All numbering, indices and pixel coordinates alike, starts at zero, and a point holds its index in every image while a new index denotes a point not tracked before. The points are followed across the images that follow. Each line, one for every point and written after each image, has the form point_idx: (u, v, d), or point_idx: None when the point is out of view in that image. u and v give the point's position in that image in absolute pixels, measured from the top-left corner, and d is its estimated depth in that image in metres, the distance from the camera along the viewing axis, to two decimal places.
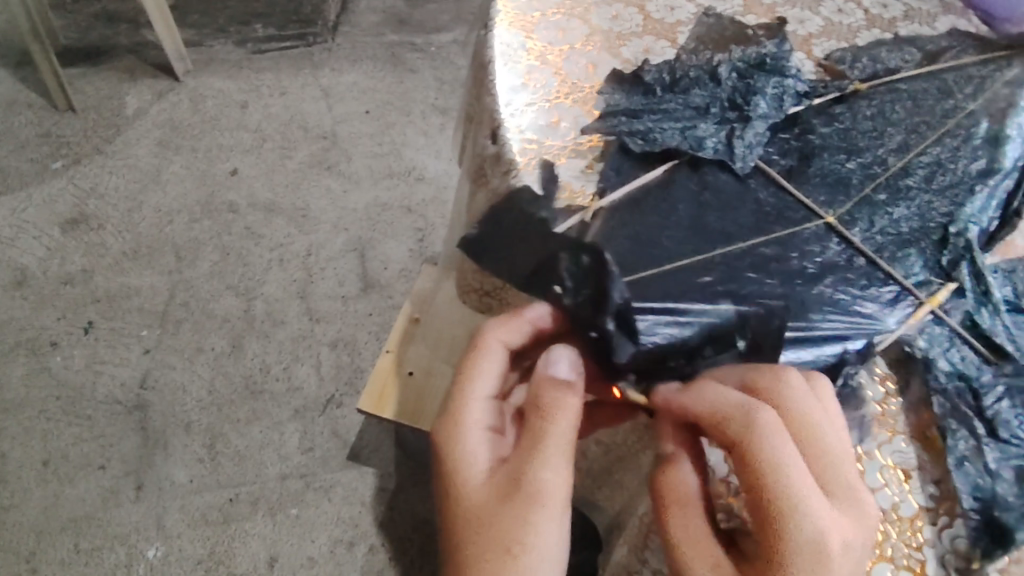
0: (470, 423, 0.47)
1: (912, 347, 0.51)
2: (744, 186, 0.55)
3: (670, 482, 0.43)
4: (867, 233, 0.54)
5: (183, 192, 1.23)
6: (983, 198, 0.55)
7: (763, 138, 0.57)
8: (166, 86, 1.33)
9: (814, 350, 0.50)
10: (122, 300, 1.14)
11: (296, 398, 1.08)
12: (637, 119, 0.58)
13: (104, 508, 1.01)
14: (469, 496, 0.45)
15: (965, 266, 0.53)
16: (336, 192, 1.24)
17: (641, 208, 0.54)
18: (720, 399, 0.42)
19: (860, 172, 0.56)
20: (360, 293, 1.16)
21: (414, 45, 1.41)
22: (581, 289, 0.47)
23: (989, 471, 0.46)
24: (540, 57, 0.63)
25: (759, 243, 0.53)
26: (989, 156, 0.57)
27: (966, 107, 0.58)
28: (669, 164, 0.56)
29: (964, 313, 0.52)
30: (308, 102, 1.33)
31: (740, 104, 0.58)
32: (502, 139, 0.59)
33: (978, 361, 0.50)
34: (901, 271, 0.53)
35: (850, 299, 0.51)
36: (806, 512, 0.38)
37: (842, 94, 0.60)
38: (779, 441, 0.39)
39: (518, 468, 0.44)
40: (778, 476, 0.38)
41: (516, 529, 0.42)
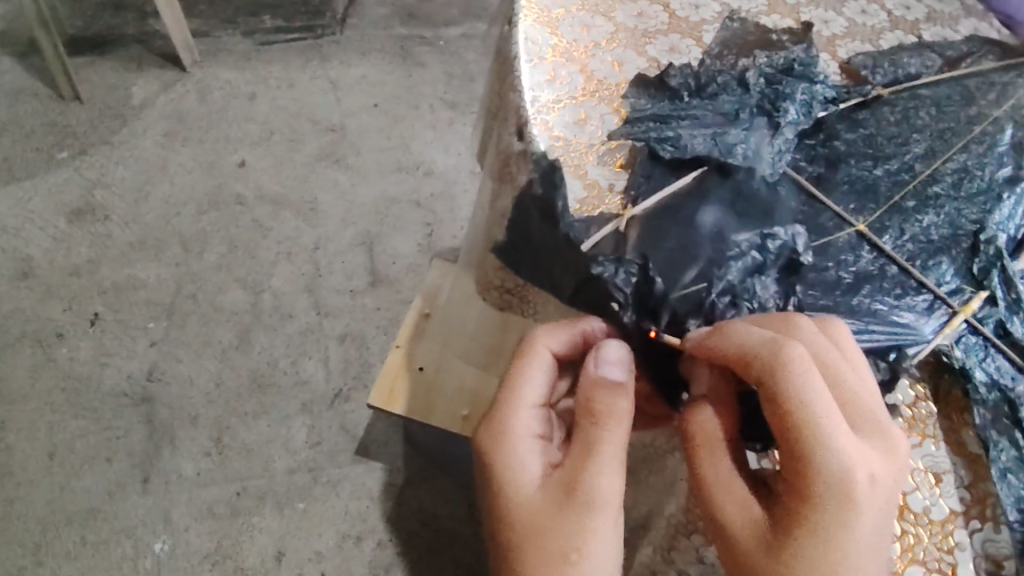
0: (518, 430, 0.48)
1: (949, 356, 0.51)
2: (773, 191, 0.56)
3: (701, 423, 0.45)
4: (898, 241, 0.55)
5: (190, 184, 1.22)
6: (1011, 205, 0.55)
7: (791, 145, 0.58)
8: (173, 77, 1.32)
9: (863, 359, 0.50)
10: (129, 292, 1.14)
11: (304, 392, 1.08)
12: (666, 124, 0.58)
13: (111, 501, 1.01)
14: (521, 500, 0.46)
15: (997, 274, 0.53)
16: (344, 186, 1.23)
17: (677, 215, 0.54)
18: (749, 339, 0.43)
19: (887, 178, 0.57)
20: (368, 287, 1.16)
21: (423, 39, 1.40)
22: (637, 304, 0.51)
23: None
24: (565, 54, 0.63)
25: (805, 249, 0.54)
26: (1015, 163, 0.57)
27: (991, 114, 0.59)
28: (698, 172, 0.56)
29: (996, 322, 0.52)
30: (317, 95, 1.32)
31: (769, 110, 0.58)
32: (528, 136, 0.58)
33: (1013, 370, 0.50)
34: (933, 280, 0.53)
35: (888, 308, 0.52)
36: (834, 451, 0.39)
37: (864, 99, 0.60)
38: (805, 378, 0.40)
39: (571, 469, 0.45)
40: (803, 415, 0.39)
41: (571, 527, 0.43)
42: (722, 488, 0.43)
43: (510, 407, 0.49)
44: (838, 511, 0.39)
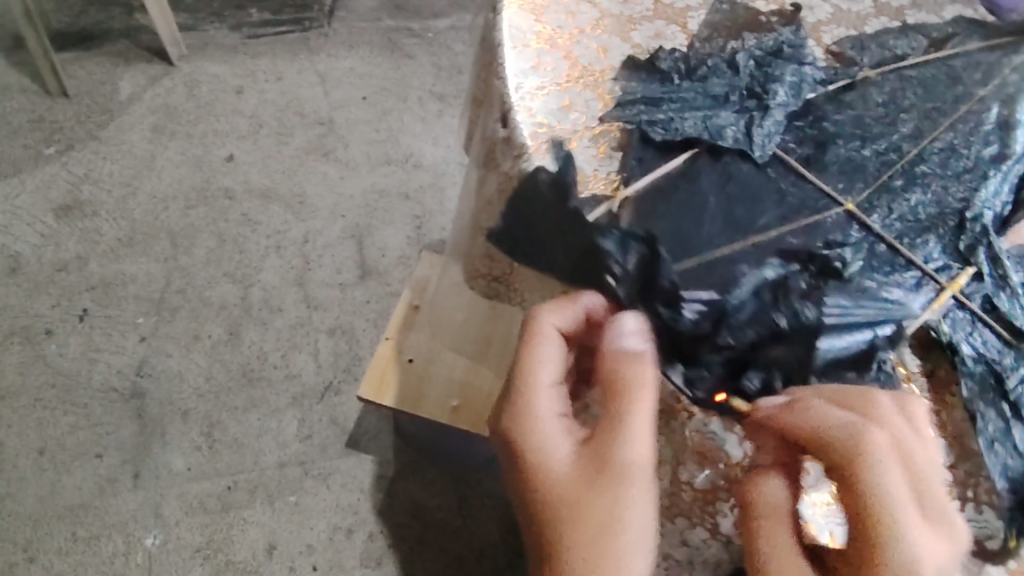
0: (542, 412, 0.46)
1: (936, 331, 0.50)
2: (763, 175, 0.55)
3: (761, 490, 0.43)
4: (886, 220, 0.54)
5: (178, 178, 1.22)
6: (997, 181, 0.55)
7: (781, 126, 0.56)
8: (159, 71, 1.31)
9: (849, 336, 0.48)
10: (118, 287, 1.13)
11: (294, 385, 1.08)
12: (656, 108, 0.58)
13: (102, 496, 1.01)
14: (553, 483, 0.44)
15: (982, 250, 0.52)
16: (333, 178, 1.23)
17: (669, 196, 0.54)
18: (828, 418, 0.41)
19: (877, 160, 0.56)
20: (358, 280, 1.15)
21: (411, 31, 1.39)
22: (631, 280, 0.49)
23: (1019, 452, 0.47)
24: (551, 41, 0.62)
25: (787, 232, 0.53)
26: (1001, 141, 0.56)
27: (976, 94, 0.58)
28: (689, 154, 0.56)
29: (983, 298, 0.51)
30: (305, 88, 1.31)
31: (758, 93, 0.58)
32: (512, 123, 0.58)
33: (999, 344, 0.50)
34: (921, 257, 0.53)
35: (876, 286, 0.51)
36: (906, 541, 0.38)
37: (852, 81, 0.60)
38: (882, 469, 0.39)
39: (601, 455, 0.44)
40: (876, 504, 0.38)
41: (602, 513, 0.43)
42: (779, 551, 0.41)
43: (528, 387, 0.47)
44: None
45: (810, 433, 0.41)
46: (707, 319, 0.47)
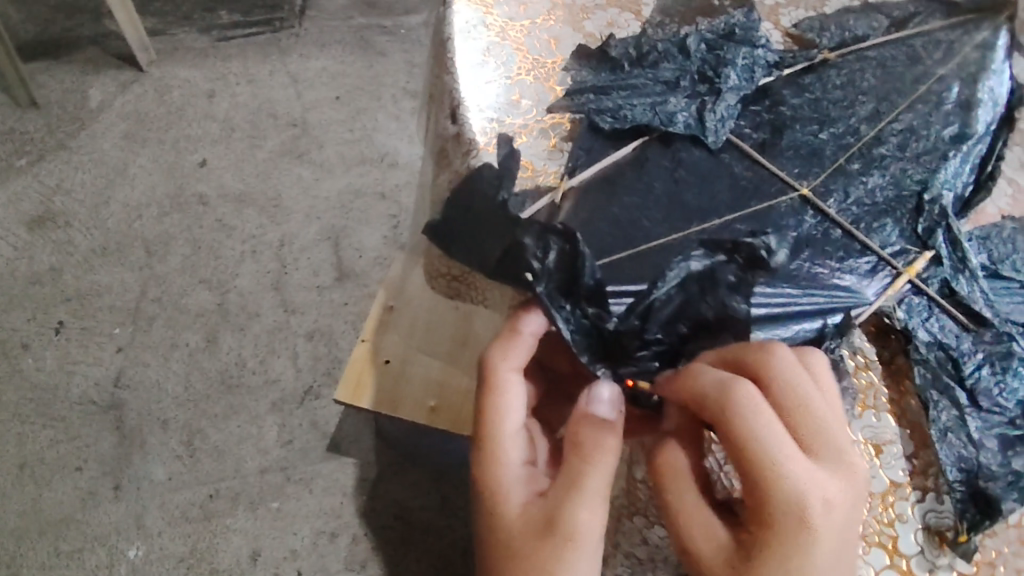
0: (507, 460, 0.48)
1: (892, 318, 0.54)
2: (717, 161, 0.58)
3: (665, 456, 0.46)
4: (842, 204, 0.57)
5: (151, 186, 1.21)
6: (956, 163, 0.58)
7: (735, 111, 0.59)
8: (129, 77, 1.30)
9: (785, 325, 0.53)
10: (93, 298, 1.12)
11: (274, 390, 1.07)
12: (605, 96, 0.60)
13: (83, 509, 1.00)
14: (505, 531, 0.46)
15: (941, 233, 0.56)
16: (308, 180, 1.22)
17: (615, 185, 0.57)
18: (705, 380, 0.44)
19: (830, 141, 0.59)
20: (335, 282, 1.15)
21: (383, 29, 1.38)
22: (553, 273, 0.50)
23: (972, 441, 0.51)
24: (501, 32, 0.65)
25: (735, 219, 0.56)
26: (961, 121, 0.59)
27: (936, 73, 0.60)
28: (640, 141, 0.59)
29: (941, 282, 0.55)
30: (277, 90, 1.30)
31: (711, 77, 0.60)
32: (463, 119, 0.60)
33: (957, 329, 0.54)
34: (878, 241, 0.56)
35: (829, 271, 0.55)
36: (789, 479, 0.41)
37: (810, 64, 0.62)
38: (758, 415, 0.42)
39: (552, 506, 0.45)
40: (761, 452, 0.41)
41: (550, 559, 0.43)
42: (687, 512, 0.44)
43: (494, 436, 0.48)
44: (798, 540, 0.40)
45: (694, 398, 0.44)
46: (634, 313, 0.51)
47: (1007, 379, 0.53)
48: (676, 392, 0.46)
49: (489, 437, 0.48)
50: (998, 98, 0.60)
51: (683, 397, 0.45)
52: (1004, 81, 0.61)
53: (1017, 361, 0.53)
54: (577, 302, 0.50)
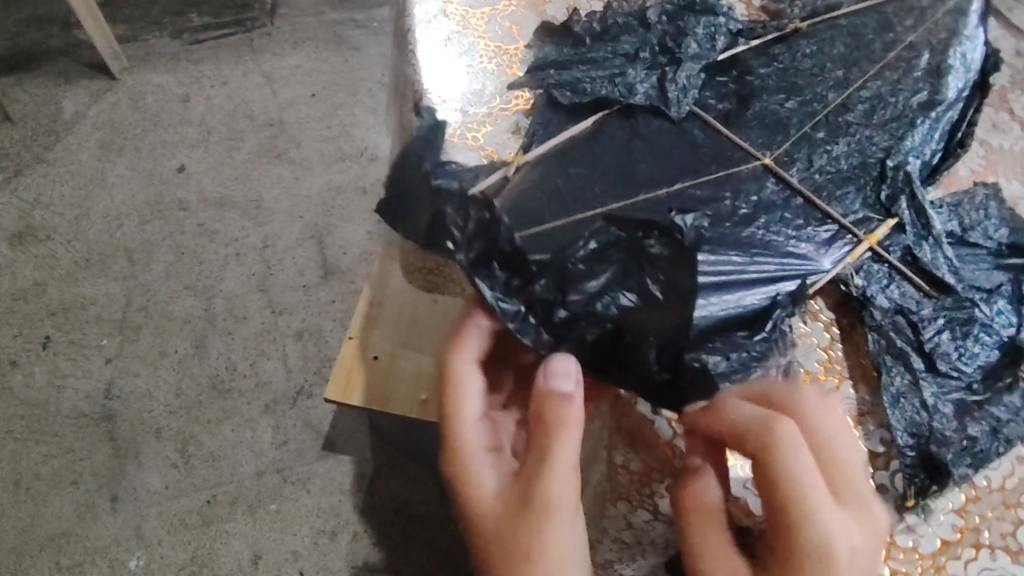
0: (476, 449, 0.52)
1: (850, 285, 0.57)
2: (679, 131, 0.59)
3: (695, 492, 0.48)
4: (804, 173, 0.59)
5: (130, 194, 1.20)
6: (924, 131, 0.60)
7: (697, 81, 0.61)
8: (102, 86, 1.28)
9: (750, 288, 0.54)
10: (79, 311, 1.12)
11: (265, 393, 1.07)
12: (566, 71, 0.62)
13: (81, 523, 1.00)
14: (483, 511, 0.49)
15: (904, 200, 0.58)
16: (288, 180, 1.21)
17: (569, 163, 0.58)
18: (741, 418, 0.47)
19: (796, 111, 0.60)
20: (321, 281, 1.14)
21: (356, 22, 1.37)
22: (474, 244, 0.50)
23: (926, 407, 0.53)
24: (462, 21, 0.66)
25: (690, 185, 0.57)
26: (932, 88, 0.60)
27: (906, 40, 0.62)
28: (599, 115, 0.60)
29: (904, 249, 0.57)
30: (252, 90, 1.29)
31: (671, 48, 0.62)
32: (425, 112, 0.62)
33: (918, 295, 0.57)
34: (840, 210, 0.58)
35: (785, 238, 0.57)
36: (817, 523, 0.43)
37: (781, 33, 0.64)
38: (796, 458, 0.44)
39: (528, 483, 0.48)
40: (793, 495, 0.43)
41: (537, 540, 0.47)
42: (711, 550, 0.47)
43: (461, 427, 0.52)
44: None
45: (730, 437, 0.47)
46: (553, 285, 0.52)
47: (968, 344, 0.55)
48: (710, 429, 0.48)
49: (454, 427, 0.52)
50: (971, 64, 0.62)
51: (718, 436, 0.48)
52: (978, 46, 0.62)
53: (978, 327, 0.55)
54: (498, 267, 0.51)
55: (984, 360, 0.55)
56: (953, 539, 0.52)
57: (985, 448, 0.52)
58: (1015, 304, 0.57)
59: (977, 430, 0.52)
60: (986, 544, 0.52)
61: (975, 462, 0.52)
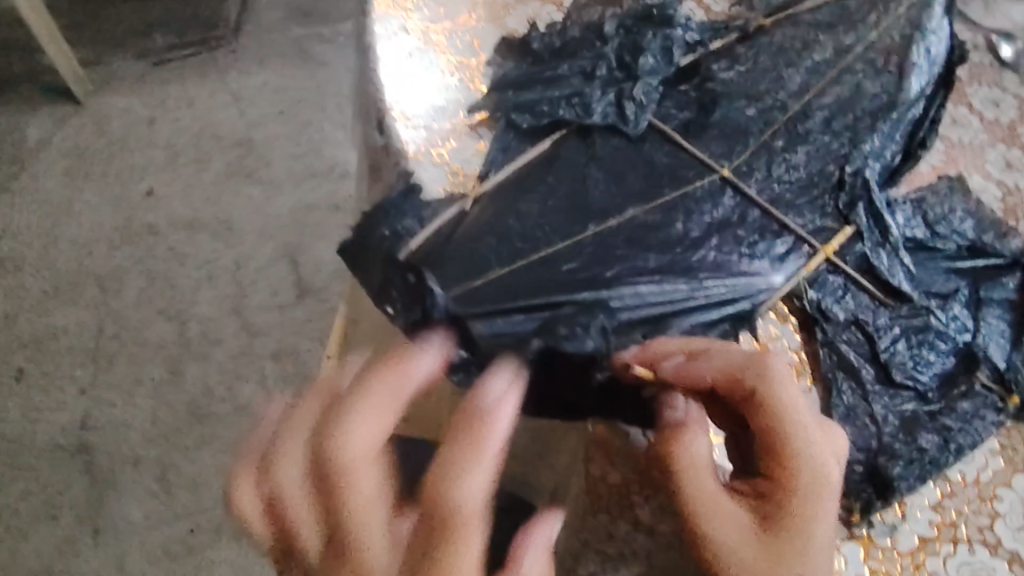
0: (364, 491, 0.45)
1: (803, 299, 0.57)
2: (637, 148, 0.59)
3: (683, 446, 0.45)
4: (763, 183, 0.58)
5: (98, 220, 1.18)
6: (885, 133, 0.60)
7: (655, 93, 0.60)
8: (66, 111, 1.26)
9: (683, 323, 0.54)
10: (50, 342, 1.10)
11: (244, 416, 1.06)
12: (523, 91, 0.62)
13: (62, 557, 0.99)
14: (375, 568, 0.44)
15: (862, 206, 0.57)
16: (259, 200, 1.20)
17: (518, 189, 0.57)
18: (727, 359, 0.46)
19: (756, 118, 0.59)
20: (297, 300, 1.13)
21: (322, 37, 1.35)
22: (410, 307, 0.50)
23: (875, 417, 0.55)
24: (423, 36, 0.67)
25: (640, 212, 0.56)
26: (896, 83, 0.60)
27: (872, 27, 0.62)
28: (558, 133, 0.60)
29: (860, 257, 0.57)
30: (219, 110, 1.28)
31: (628, 64, 0.62)
32: (390, 130, 0.62)
33: (873, 304, 0.57)
34: (797, 219, 0.57)
35: (736, 258, 0.56)
36: (813, 444, 0.44)
37: (743, 32, 0.64)
38: (786, 387, 0.44)
39: (431, 510, 0.42)
40: (789, 425, 0.44)
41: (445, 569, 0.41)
42: (704, 498, 0.44)
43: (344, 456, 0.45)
44: (818, 503, 0.43)
45: (715, 380, 0.46)
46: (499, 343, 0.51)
47: (922, 352, 0.56)
48: (696, 377, 0.46)
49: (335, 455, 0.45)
50: (936, 57, 0.61)
51: (704, 382, 0.46)
52: (943, 38, 0.61)
53: (932, 334, 0.57)
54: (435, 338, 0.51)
55: (939, 367, 0.56)
56: (931, 537, 0.53)
57: (935, 459, 0.53)
58: (970, 308, 0.58)
59: (928, 441, 0.54)
60: (964, 540, 0.53)
61: (923, 472, 0.53)
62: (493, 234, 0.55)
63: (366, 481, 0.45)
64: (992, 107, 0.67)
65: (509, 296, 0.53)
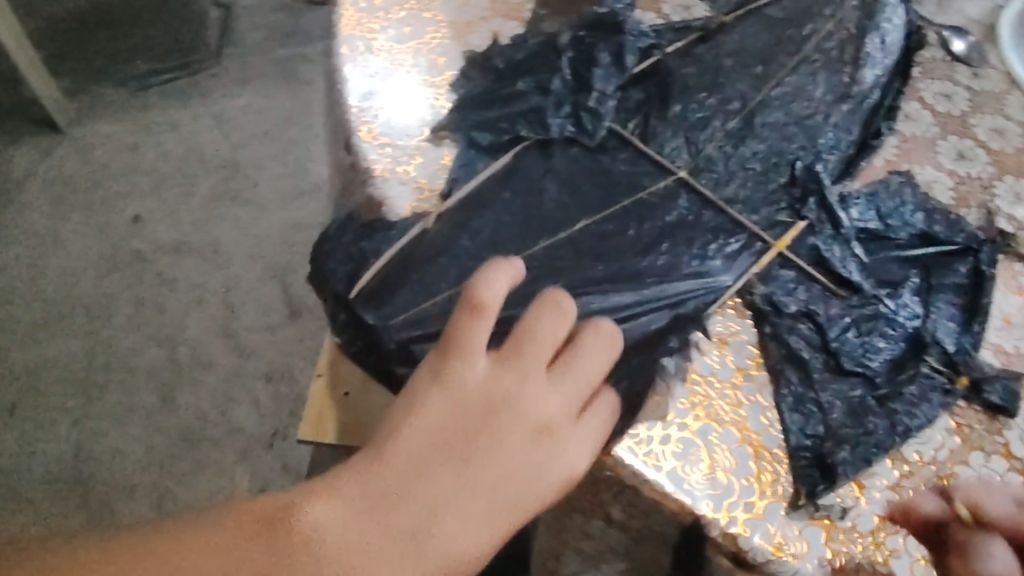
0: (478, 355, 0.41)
1: (753, 295, 0.53)
2: (597, 156, 0.59)
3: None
4: (718, 182, 0.58)
5: (85, 249, 1.18)
6: (836, 130, 0.61)
7: (614, 100, 0.61)
8: (51, 142, 1.26)
9: (634, 320, 0.52)
10: (40, 373, 1.09)
11: (239, 439, 1.05)
12: (487, 111, 0.61)
13: None
14: (457, 409, 0.39)
15: (813, 201, 0.57)
16: (246, 221, 1.20)
17: (482, 204, 0.57)
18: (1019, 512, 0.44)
19: (715, 109, 0.61)
20: (288, 320, 1.13)
21: (304, 55, 1.36)
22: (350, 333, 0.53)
23: (821, 406, 0.49)
24: (390, 56, 0.65)
25: (596, 220, 0.56)
26: (849, 75, 0.62)
27: (824, 29, 0.64)
28: (516, 149, 0.60)
29: (811, 250, 0.55)
30: (203, 133, 1.28)
31: (585, 77, 0.61)
32: (356, 149, 0.60)
33: (824, 293, 0.54)
34: (748, 216, 0.57)
35: (690, 256, 0.55)
36: None
37: (705, 32, 0.64)
38: None
39: (533, 421, 0.41)
40: None
41: (518, 487, 0.39)
42: None
43: (479, 326, 0.41)
44: None
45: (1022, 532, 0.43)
46: None
47: (872, 339, 0.52)
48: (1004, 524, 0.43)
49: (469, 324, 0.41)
50: (890, 47, 0.64)
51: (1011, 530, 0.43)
52: (896, 30, 0.64)
53: (882, 321, 0.52)
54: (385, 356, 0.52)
55: (890, 353, 0.51)
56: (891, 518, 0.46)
57: (881, 441, 0.48)
58: (921, 296, 0.54)
59: (876, 424, 0.48)
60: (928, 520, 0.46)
61: (870, 456, 0.47)
62: (446, 253, 0.55)
63: (483, 343, 0.41)
64: (944, 100, 0.64)
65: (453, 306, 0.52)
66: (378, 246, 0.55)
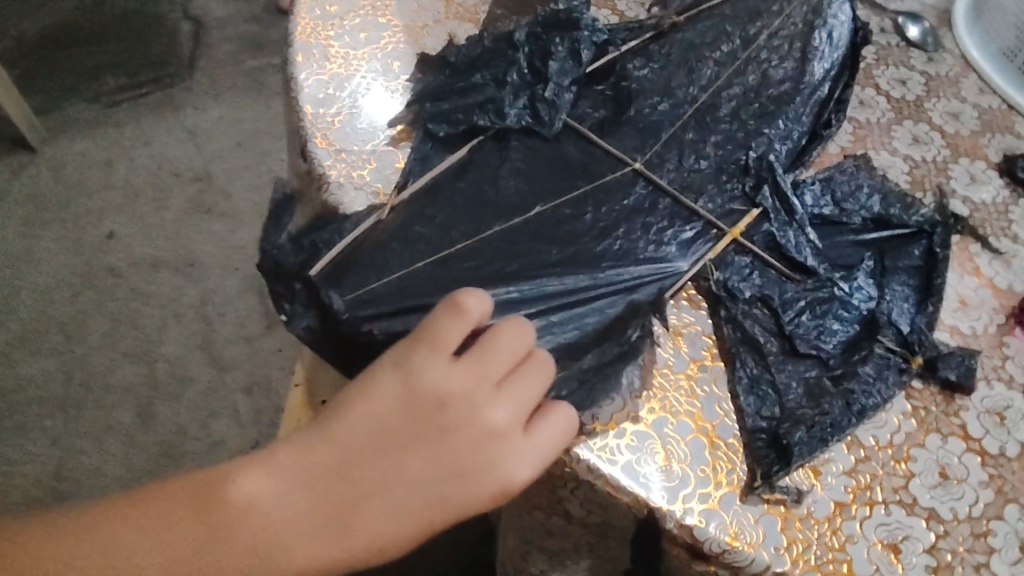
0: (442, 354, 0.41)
1: (710, 280, 0.54)
2: (555, 145, 0.59)
3: None
4: (672, 173, 0.58)
5: (59, 267, 1.17)
6: (788, 119, 0.61)
7: (568, 97, 0.60)
8: (22, 161, 1.25)
9: (589, 307, 0.52)
10: (16, 394, 1.07)
11: (220, 452, 1.04)
12: (441, 103, 0.60)
13: None
14: (404, 401, 0.40)
15: (767, 188, 0.57)
16: (221, 234, 1.20)
17: (439, 195, 0.56)
18: None
19: (669, 113, 0.60)
20: (265, 331, 1.13)
21: (275, 66, 1.37)
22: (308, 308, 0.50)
23: (776, 387, 0.50)
24: (345, 63, 0.63)
25: (551, 207, 0.56)
26: (798, 61, 0.63)
27: (773, 28, 0.63)
28: (473, 142, 0.59)
29: (765, 235, 0.56)
30: (175, 147, 1.27)
31: (540, 70, 0.60)
32: (311, 156, 0.58)
33: (778, 277, 0.55)
34: (701, 205, 0.57)
35: (645, 242, 0.55)
36: None
37: (658, 31, 0.64)
38: None
39: (473, 427, 0.40)
40: None
41: (449, 486, 0.39)
42: None
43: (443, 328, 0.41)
44: None
45: None
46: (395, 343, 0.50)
47: (826, 322, 0.53)
48: None
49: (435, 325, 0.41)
50: (837, 41, 0.63)
51: None
52: (845, 23, 0.64)
53: (837, 304, 0.53)
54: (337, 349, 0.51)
55: (844, 335, 0.52)
56: (846, 502, 0.47)
57: (837, 421, 0.48)
58: (876, 278, 0.55)
59: (831, 404, 0.49)
60: (880, 501, 0.48)
61: (825, 437, 0.48)
62: (400, 239, 0.54)
63: (448, 342, 0.41)
64: (898, 86, 0.66)
65: (409, 295, 0.52)
66: (331, 237, 0.54)
